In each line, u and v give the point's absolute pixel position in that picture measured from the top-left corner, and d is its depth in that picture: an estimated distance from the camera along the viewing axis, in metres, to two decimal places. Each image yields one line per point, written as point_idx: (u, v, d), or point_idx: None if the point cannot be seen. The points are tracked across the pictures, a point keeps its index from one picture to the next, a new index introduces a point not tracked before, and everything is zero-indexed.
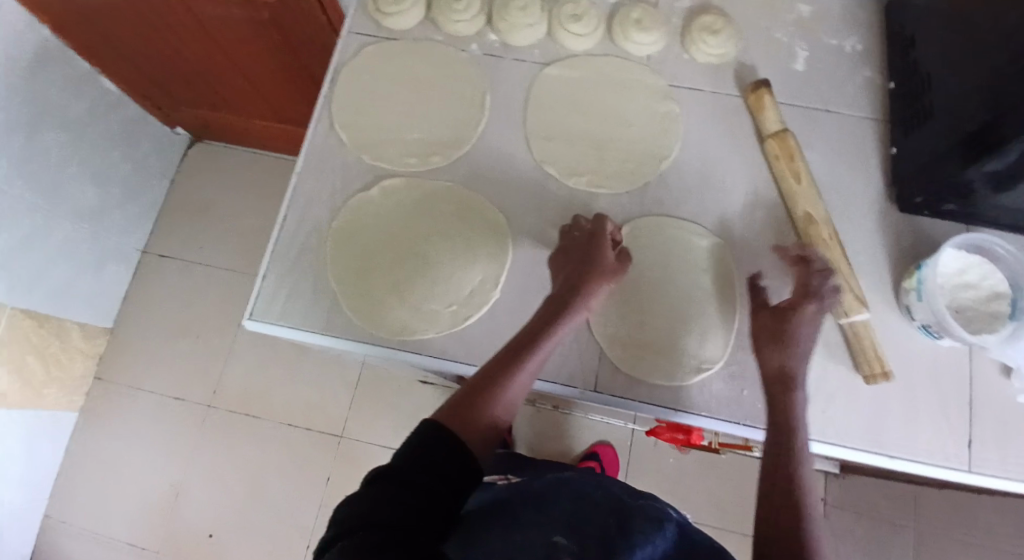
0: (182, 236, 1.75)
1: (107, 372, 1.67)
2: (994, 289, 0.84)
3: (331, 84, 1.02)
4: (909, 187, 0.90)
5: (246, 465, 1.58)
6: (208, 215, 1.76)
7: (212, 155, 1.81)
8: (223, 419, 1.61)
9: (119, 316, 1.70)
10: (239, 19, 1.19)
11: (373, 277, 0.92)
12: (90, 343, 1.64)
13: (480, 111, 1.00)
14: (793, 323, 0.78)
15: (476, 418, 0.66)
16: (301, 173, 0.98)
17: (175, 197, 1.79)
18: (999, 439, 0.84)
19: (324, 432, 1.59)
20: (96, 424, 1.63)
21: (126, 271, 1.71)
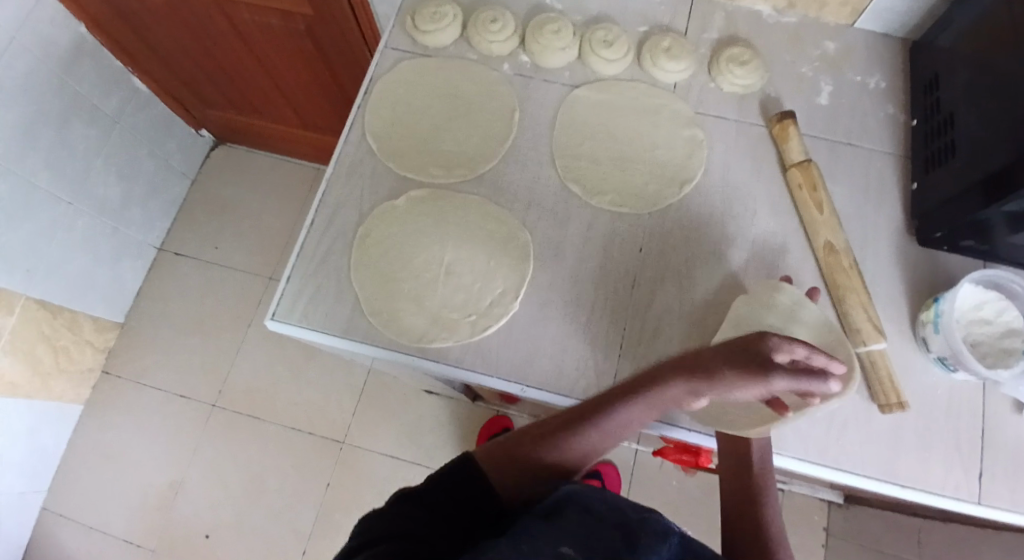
0: (200, 235, 1.78)
1: (115, 366, 1.68)
2: (1010, 325, 0.85)
3: (366, 94, 1.05)
4: (928, 223, 0.92)
5: (248, 465, 1.59)
6: (227, 217, 1.79)
7: (235, 158, 1.85)
8: (228, 419, 1.63)
9: (132, 311, 1.73)
10: (276, 26, 1.24)
11: (396, 284, 0.94)
12: (100, 336, 1.65)
13: (509, 127, 1.02)
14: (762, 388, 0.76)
15: (510, 463, 0.71)
16: (331, 179, 1.00)
17: (195, 197, 1.82)
18: (1011, 474, 0.84)
19: (329, 436, 1.60)
20: (102, 415, 1.65)
21: (142, 267, 1.74)
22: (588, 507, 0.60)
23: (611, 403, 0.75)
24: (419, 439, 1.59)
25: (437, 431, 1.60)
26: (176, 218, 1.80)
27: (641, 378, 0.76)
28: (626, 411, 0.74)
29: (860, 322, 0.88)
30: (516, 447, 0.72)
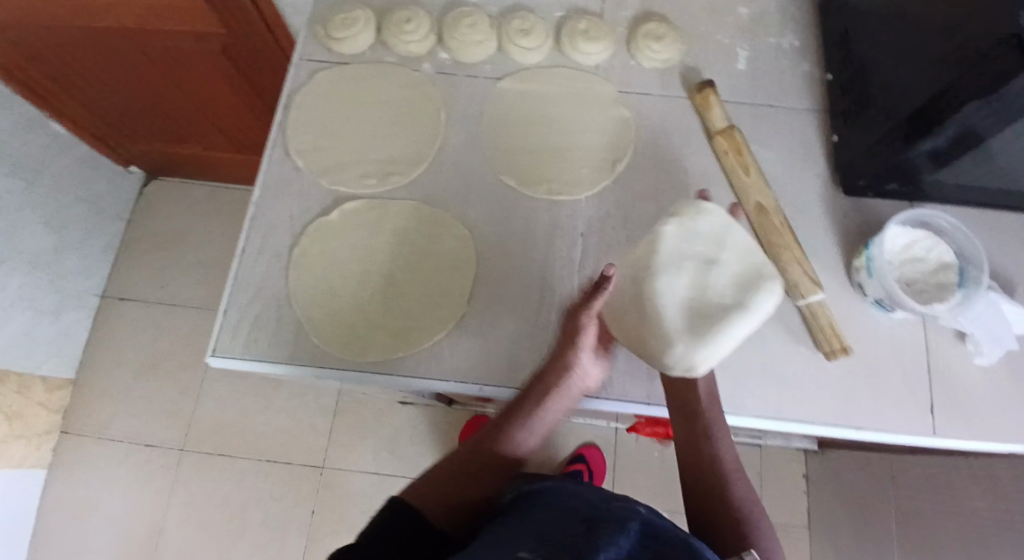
0: (143, 276, 1.71)
1: (73, 423, 1.60)
2: (941, 260, 0.88)
3: (285, 111, 1.02)
4: (853, 172, 0.94)
5: (227, 503, 1.54)
6: (169, 253, 1.73)
7: (169, 192, 1.77)
8: (200, 460, 1.57)
9: (83, 364, 1.64)
10: (188, 51, 1.18)
11: (341, 300, 0.92)
12: (53, 395, 1.57)
13: (436, 127, 1.01)
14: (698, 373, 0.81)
15: (440, 496, 0.70)
16: (260, 202, 0.97)
17: (134, 237, 1.74)
18: (959, 401, 0.87)
19: (305, 462, 1.57)
20: (66, 477, 1.56)
21: (86, 318, 1.65)
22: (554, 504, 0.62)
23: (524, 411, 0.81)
24: (398, 452, 1.58)
25: (415, 441, 1.58)
26: (116, 261, 1.72)
27: (540, 381, 0.82)
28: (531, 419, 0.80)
29: (797, 276, 0.90)
30: (445, 477, 0.73)
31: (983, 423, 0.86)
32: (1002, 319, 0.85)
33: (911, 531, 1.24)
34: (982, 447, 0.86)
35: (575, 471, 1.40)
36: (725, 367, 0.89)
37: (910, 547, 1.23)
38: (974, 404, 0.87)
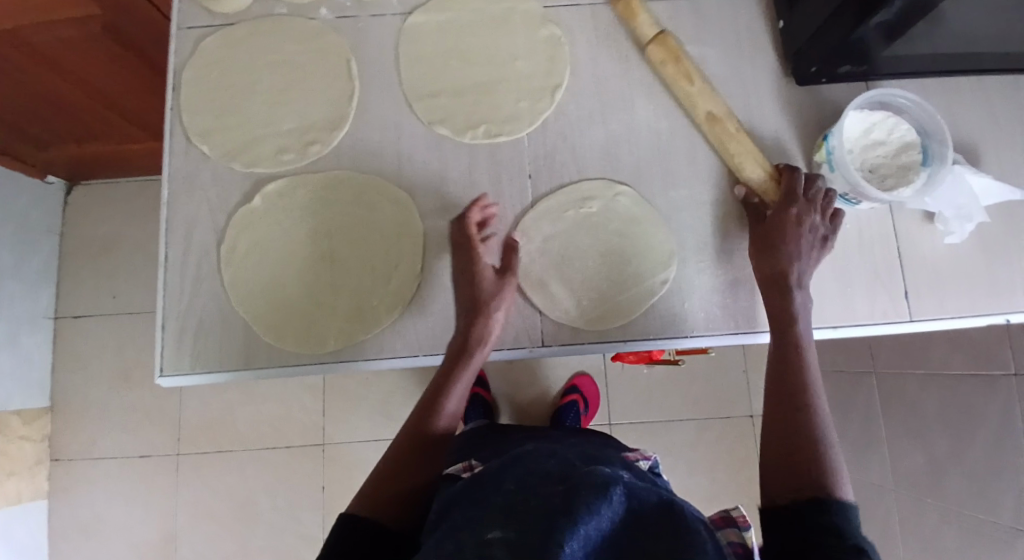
0: (89, 288, 1.57)
1: (60, 449, 1.52)
2: (904, 140, 0.84)
3: (174, 92, 0.90)
4: (803, 59, 0.87)
5: (235, 496, 1.51)
6: (114, 258, 1.57)
7: (98, 195, 1.58)
8: (199, 460, 1.53)
9: (55, 390, 1.53)
10: (69, 40, 1.00)
11: (285, 292, 0.85)
12: (33, 426, 1.48)
13: (350, 81, 0.90)
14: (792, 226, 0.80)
15: (386, 498, 0.70)
16: (171, 200, 0.87)
17: (73, 248, 1.57)
18: (932, 282, 0.86)
19: (304, 443, 1.54)
20: (68, 503, 1.50)
21: (44, 342, 1.53)
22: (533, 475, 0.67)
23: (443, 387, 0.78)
24: (394, 415, 1.55)
25: (408, 402, 1.55)
26: (60, 277, 1.56)
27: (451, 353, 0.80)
28: (453, 391, 0.78)
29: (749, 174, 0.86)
30: (383, 471, 0.73)
31: (957, 300, 0.85)
32: (966, 193, 0.83)
33: (897, 403, 1.27)
34: (959, 324, 0.85)
35: (571, 403, 1.39)
36: (694, 289, 0.86)
37: (897, 417, 1.27)
38: (946, 283, 0.85)
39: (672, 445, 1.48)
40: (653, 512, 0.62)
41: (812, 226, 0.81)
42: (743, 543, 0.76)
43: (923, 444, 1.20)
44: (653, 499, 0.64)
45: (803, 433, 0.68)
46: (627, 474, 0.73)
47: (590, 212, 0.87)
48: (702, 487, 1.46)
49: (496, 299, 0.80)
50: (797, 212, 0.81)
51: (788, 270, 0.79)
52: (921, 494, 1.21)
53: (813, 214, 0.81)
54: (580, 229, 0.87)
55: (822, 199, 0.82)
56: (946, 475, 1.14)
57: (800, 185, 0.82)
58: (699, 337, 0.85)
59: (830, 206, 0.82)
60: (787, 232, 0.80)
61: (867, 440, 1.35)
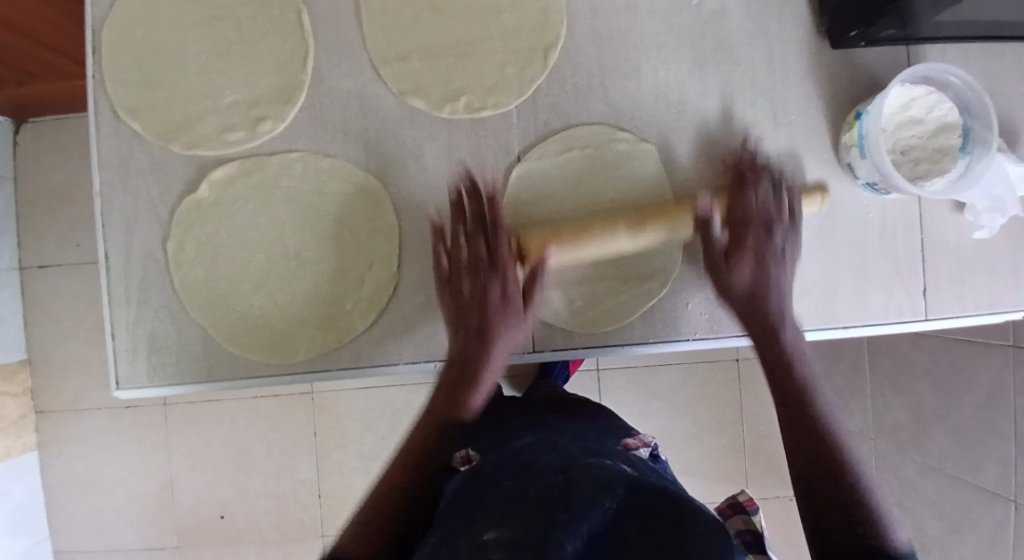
0: (50, 235, 1.41)
1: (43, 403, 1.44)
2: (943, 120, 0.74)
3: (93, 57, 0.75)
4: (841, 19, 0.74)
5: (227, 442, 1.46)
6: (69, 205, 1.40)
7: (48, 134, 1.39)
8: (188, 411, 1.46)
9: (31, 343, 1.42)
10: None
11: (245, 296, 0.76)
12: (12, 382, 1.39)
13: (303, 41, 0.75)
14: (763, 268, 0.72)
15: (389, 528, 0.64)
16: (103, 193, 0.75)
17: (27, 193, 1.40)
18: (954, 279, 0.79)
19: (294, 394, 1.47)
20: (58, 453, 1.44)
21: (11, 295, 1.39)
22: (524, 472, 0.67)
23: (450, 389, 0.71)
24: None
25: None
26: (20, 225, 1.40)
27: (462, 338, 0.72)
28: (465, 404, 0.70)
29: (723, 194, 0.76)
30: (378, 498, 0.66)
31: (977, 297, 0.79)
32: (1004, 183, 0.75)
33: (885, 356, 1.27)
34: (976, 323, 0.80)
35: None
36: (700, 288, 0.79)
37: (883, 369, 1.28)
38: (968, 275, 0.79)
39: (660, 390, 1.47)
40: (665, 497, 0.61)
41: (781, 248, 0.73)
42: (750, 530, 0.73)
43: (908, 399, 1.21)
44: (666, 489, 0.62)
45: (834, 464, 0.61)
46: (631, 466, 0.72)
47: (584, 161, 0.76)
48: (686, 427, 1.48)
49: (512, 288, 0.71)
50: (757, 242, 0.73)
51: (778, 314, 0.72)
52: (900, 445, 1.24)
53: (784, 234, 0.73)
54: (574, 180, 0.77)
55: (774, 206, 0.74)
56: (929, 432, 1.16)
57: (754, 205, 0.73)
58: (702, 339, 0.78)
59: (788, 212, 0.74)
60: (749, 259, 0.72)
61: (850, 390, 1.37)
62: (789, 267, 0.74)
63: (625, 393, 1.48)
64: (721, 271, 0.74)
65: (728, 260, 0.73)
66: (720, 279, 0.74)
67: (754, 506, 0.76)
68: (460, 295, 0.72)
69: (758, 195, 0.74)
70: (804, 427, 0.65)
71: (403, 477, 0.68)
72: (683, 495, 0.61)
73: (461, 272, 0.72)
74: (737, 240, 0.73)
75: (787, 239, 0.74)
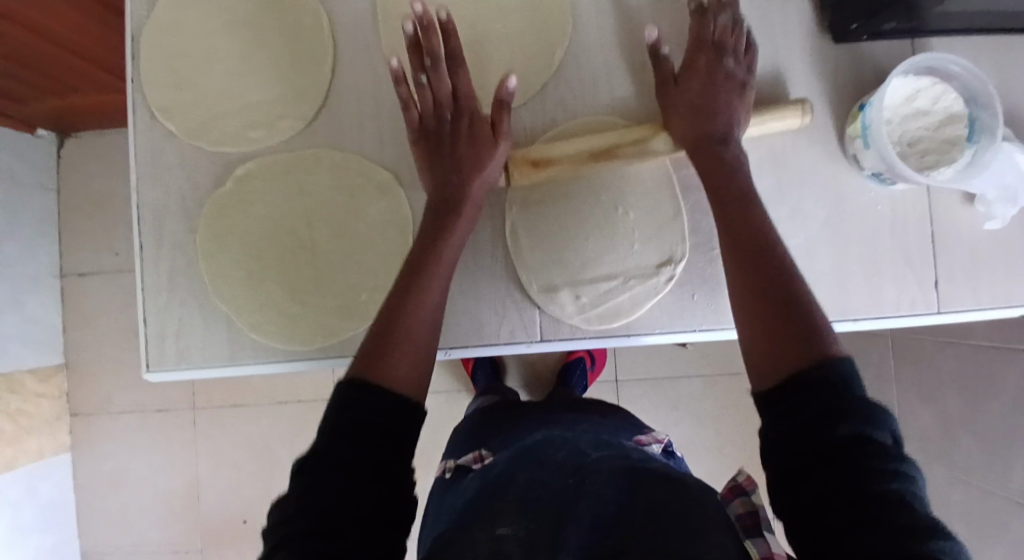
0: (88, 244, 1.48)
1: (78, 405, 1.50)
2: (949, 111, 0.74)
3: (131, 63, 0.81)
4: (841, 14, 0.76)
5: (250, 445, 1.49)
6: (107, 214, 1.48)
7: (89, 148, 1.48)
8: (214, 415, 1.50)
9: (68, 346, 1.49)
10: None
11: (266, 284, 0.80)
12: (50, 384, 1.45)
13: (323, 45, 0.80)
14: (717, 90, 0.73)
15: (395, 360, 0.62)
16: (137, 187, 0.81)
17: (69, 205, 1.48)
18: (968, 272, 0.78)
19: (313, 400, 1.49)
20: (90, 454, 1.50)
21: (51, 301, 1.47)
22: (535, 468, 0.68)
23: (433, 221, 0.72)
24: None
25: None
26: (61, 234, 1.48)
27: (435, 167, 0.74)
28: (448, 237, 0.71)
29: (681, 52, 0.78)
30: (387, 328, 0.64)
31: (993, 290, 0.78)
32: (1016, 173, 0.74)
33: (910, 367, 1.23)
34: (991, 317, 0.79)
35: (577, 360, 1.34)
36: (708, 281, 0.79)
37: (909, 380, 1.23)
38: (983, 268, 0.78)
39: (680, 401, 1.45)
40: (666, 482, 0.65)
41: (735, 79, 0.74)
42: (749, 514, 0.66)
43: (934, 406, 1.17)
44: (664, 474, 0.66)
45: (795, 300, 0.60)
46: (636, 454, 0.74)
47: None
48: (708, 440, 1.45)
49: (479, 120, 0.75)
50: (710, 66, 0.74)
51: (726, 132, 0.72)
52: (929, 456, 1.19)
53: (737, 65, 0.74)
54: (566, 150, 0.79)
55: (728, 36, 0.75)
56: (956, 440, 1.12)
57: (710, 33, 0.75)
58: (711, 331, 0.78)
59: (741, 43, 0.75)
60: (699, 83, 0.73)
61: (875, 399, 1.32)
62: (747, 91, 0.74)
63: (643, 402, 1.46)
64: (669, 96, 0.75)
65: (678, 81, 0.75)
66: (666, 108, 0.75)
67: (753, 486, 0.69)
68: (429, 132, 0.75)
69: (716, 23, 0.75)
70: (752, 265, 0.63)
71: (396, 302, 0.66)
72: (681, 478, 0.66)
73: (433, 116, 0.75)
74: (688, 65, 0.75)
75: (741, 67, 0.75)
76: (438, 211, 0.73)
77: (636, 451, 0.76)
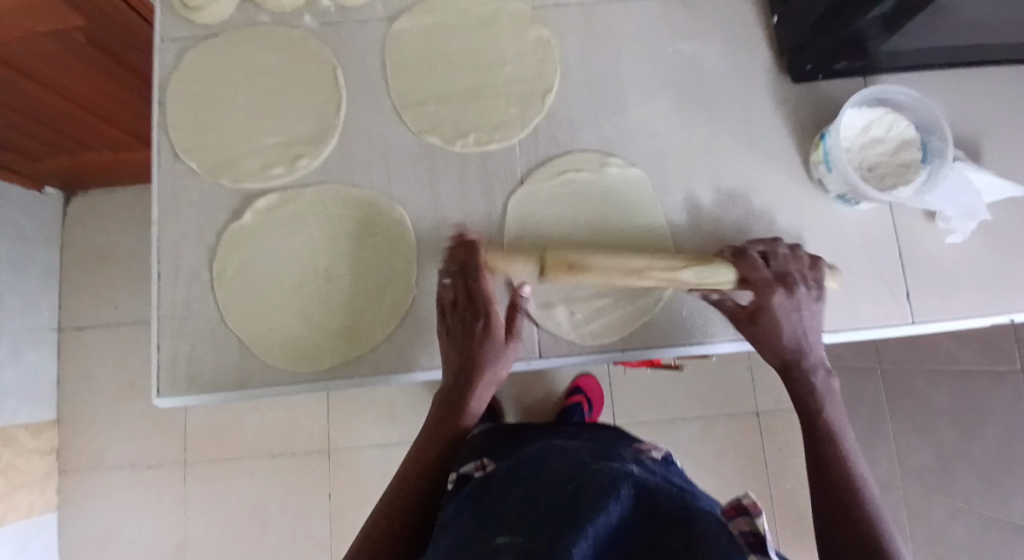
0: (89, 298, 1.48)
1: (69, 461, 1.44)
2: (903, 137, 0.82)
3: (159, 108, 0.89)
4: (799, 55, 0.86)
5: (243, 502, 1.44)
6: (112, 269, 1.49)
7: (95, 205, 1.50)
8: (206, 469, 1.45)
9: (62, 402, 1.45)
10: (52, 52, 0.95)
11: (278, 310, 0.84)
12: (42, 439, 1.40)
13: (337, 91, 0.89)
14: (780, 319, 0.76)
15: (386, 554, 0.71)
16: (160, 222, 0.86)
17: (71, 258, 1.49)
18: (937, 284, 0.84)
19: (308, 451, 1.46)
20: (81, 512, 1.43)
21: (49, 353, 1.45)
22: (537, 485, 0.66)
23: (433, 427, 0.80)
24: (400, 419, 1.47)
25: (415, 406, 1.47)
26: (61, 288, 1.48)
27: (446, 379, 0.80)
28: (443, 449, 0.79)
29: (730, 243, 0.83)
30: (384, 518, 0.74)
31: (963, 300, 0.83)
32: (970, 190, 0.81)
33: (902, 396, 1.23)
34: (965, 326, 0.83)
35: (575, 404, 1.35)
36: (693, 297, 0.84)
37: (903, 412, 1.23)
38: (950, 281, 0.84)
39: (679, 442, 1.45)
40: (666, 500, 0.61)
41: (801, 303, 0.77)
42: (754, 531, 0.68)
43: (930, 439, 1.17)
44: (665, 489, 0.63)
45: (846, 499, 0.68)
46: (637, 468, 0.72)
47: (581, 181, 0.86)
48: (709, 483, 1.44)
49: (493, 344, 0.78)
50: (778, 301, 0.76)
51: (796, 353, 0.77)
52: (927, 487, 1.19)
53: (806, 291, 0.77)
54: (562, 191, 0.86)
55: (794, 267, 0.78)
56: (954, 473, 1.12)
57: (765, 269, 0.77)
58: (699, 344, 0.83)
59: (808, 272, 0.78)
60: (770, 324, 0.76)
61: (871, 435, 1.33)
62: (818, 314, 0.78)
63: None
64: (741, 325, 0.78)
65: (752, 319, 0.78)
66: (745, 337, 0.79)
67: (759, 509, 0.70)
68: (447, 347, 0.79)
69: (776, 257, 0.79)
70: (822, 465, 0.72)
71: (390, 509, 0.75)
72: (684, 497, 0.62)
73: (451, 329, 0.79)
74: (751, 304, 0.77)
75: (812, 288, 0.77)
76: (440, 416, 0.80)
77: (640, 469, 0.74)
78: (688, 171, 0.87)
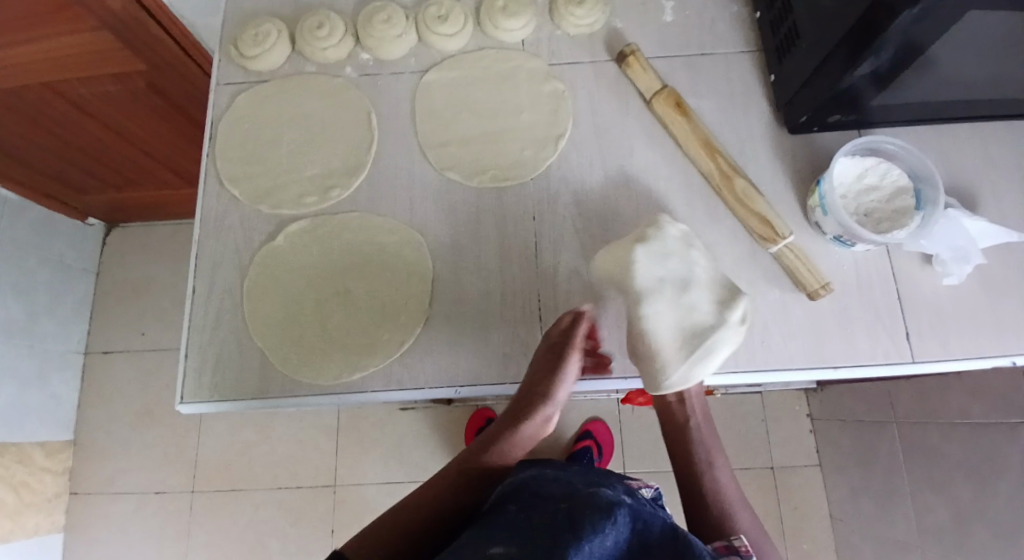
0: (120, 325, 1.56)
1: (80, 484, 1.47)
2: (897, 185, 0.86)
3: (210, 142, 0.99)
4: (794, 109, 0.92)
5: (244, 536, 1.44)
6: (144, 298, 1.57)
7: (134, 237, 1.60)
8: (211, 499, 1.46)
9: (81, 424, 1.50)
10: (115, 93, 1.06)
11: (299, 326, 0.89)
12: (56, 459, 1.45)
13: (369, 131, 0.98)
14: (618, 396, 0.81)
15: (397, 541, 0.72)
16: (199, 240, 0.94)
17: (107, 287, 1.58)
18: (935, 325, 0.86)
19: (314, 486, 1.46)
20: (85, 537, 1.45)
21: (74, 376, 1.52)
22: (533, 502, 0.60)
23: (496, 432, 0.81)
24: (407, 459, 1.47)
25: (423, 446, 1.48)
26: (93, 315, 1.57)
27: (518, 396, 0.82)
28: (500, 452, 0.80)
29: (735, 204, 0.90)
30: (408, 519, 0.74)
31: (961, 342, 0.85)
32: (962, 236, 0.84)
33: (915, 453, 1.22)
34: (964, 368, 0.85)
35: (584, 448, 1.35)
36: None
37: (918, 467, 1.21)
38: (949, 323, 0.86)
39: None
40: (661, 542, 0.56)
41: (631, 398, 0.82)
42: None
43: (947, 495, 1.14)
44: (664, 524, 0.58)
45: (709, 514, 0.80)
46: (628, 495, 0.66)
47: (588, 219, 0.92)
48: None
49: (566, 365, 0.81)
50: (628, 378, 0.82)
51: None
52: (946, 551, 1.14)
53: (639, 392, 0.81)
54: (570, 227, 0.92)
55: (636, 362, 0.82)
56: (971, 530, 1.08)
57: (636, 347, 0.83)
58: None
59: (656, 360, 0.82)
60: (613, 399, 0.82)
61: (888, 492, 1.29)
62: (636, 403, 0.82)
63: None
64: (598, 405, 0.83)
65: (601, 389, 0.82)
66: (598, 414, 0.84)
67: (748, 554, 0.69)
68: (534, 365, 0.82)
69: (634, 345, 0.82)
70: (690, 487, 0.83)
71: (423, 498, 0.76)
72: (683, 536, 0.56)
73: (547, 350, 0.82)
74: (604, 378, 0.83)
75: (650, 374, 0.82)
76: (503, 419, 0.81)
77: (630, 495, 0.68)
78: (690, 211, 0.93)
